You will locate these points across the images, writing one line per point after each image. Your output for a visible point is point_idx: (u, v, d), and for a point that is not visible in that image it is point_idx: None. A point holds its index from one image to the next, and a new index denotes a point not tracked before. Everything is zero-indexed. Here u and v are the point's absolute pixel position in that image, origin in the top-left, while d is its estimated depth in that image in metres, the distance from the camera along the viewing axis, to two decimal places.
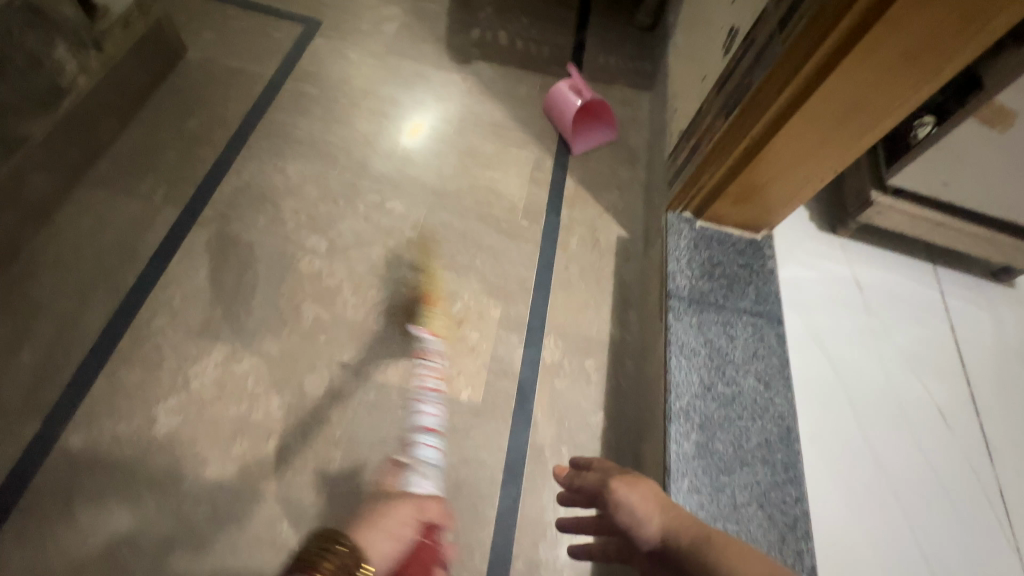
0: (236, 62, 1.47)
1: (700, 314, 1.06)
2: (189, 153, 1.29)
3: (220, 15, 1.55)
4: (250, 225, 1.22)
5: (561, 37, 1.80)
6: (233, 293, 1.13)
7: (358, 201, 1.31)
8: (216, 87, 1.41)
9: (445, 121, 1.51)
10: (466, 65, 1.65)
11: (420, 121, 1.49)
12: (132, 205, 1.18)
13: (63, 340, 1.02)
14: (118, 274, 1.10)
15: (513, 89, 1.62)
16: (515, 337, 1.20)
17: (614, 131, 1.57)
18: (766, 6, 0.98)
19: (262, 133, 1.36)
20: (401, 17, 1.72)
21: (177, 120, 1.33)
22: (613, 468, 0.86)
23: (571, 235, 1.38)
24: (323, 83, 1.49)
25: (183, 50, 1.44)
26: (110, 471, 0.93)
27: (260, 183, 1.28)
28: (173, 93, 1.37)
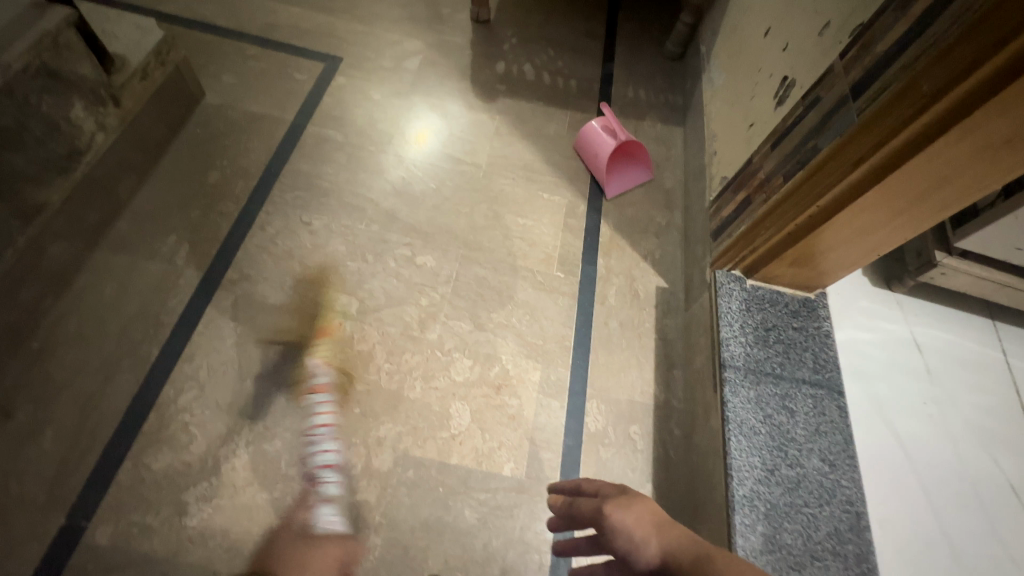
0: (257, 108, 1.42)
1: (758, 387, 1.01)
2: (213, 209, 1.24)
3: (239, 58, 1.50)
4: (277, 286, 1.17)
5: (588, 69, 1.75)
6: (262, 362, 1.08)
7: (388, 256, 1.25)
8: (237, 135, 1.36)
9: (449, 129, 1.50)
10: (492, 102, 1.59)
11: (424, 128, 1.48)
12: (155, 269, 1.14)
13: (88, 421, 0.97)
14: (141, 347, 1.06)
15: (542, 127, 1.57)
16: (556, 403, 1.14)
17: (648, 172, 1.52)
18: (833, 64, 0.92)
19: (286, 184, 1.31)
20: (424, 52, 1.66)
21: (198, 174, 1.28)
22: (610, 487, 0.73)
23: (609, 287, 1.32)
24: (347, 127, 1.44)
25: (201, 94, 1.39)
26: (140, 568, 0.88)
27: (286, 239, 1.23)
28: (192, 142, 1.32)
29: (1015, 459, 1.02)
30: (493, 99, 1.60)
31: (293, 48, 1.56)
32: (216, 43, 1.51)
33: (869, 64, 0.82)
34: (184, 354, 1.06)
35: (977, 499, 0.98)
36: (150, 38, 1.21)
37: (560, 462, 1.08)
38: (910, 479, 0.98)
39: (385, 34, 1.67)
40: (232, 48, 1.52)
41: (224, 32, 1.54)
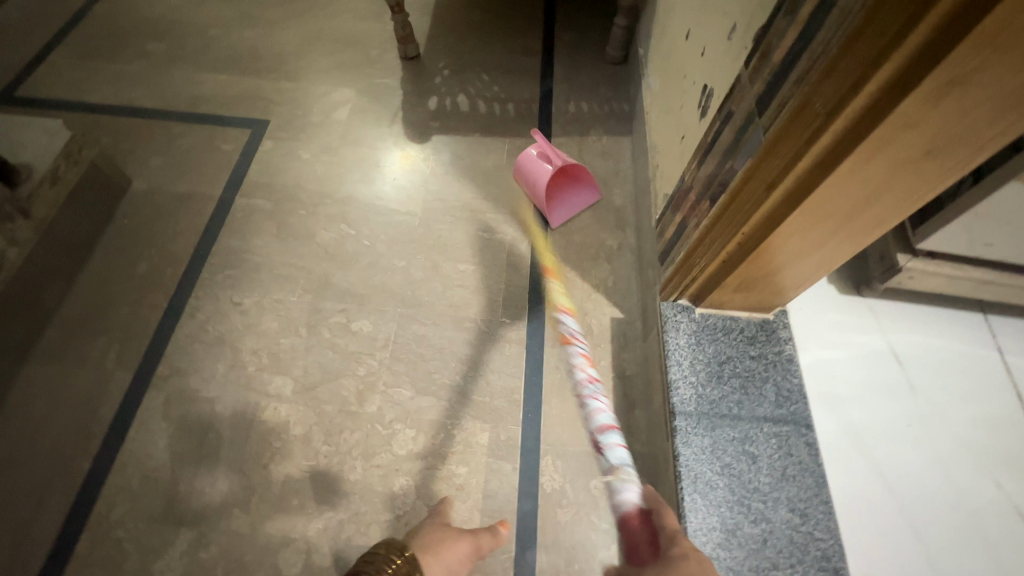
0: (184, 187, 1.39)
1: (713, 433, 0.91)
2: (141, 303, 1.21)
3: (165, 137, 1.47)
4: (209, 376, 1.13)
5: (526, 90, 1.67)
6: (196, 463, 1.04)
7: (322, 327, 1.21)
8: (164, 220, 1.33)
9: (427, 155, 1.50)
10: (426, 141, 1.53)
11: (409, 151, 1.51)
12: (84, 376, 1.12)
13: (22, 550, 0.96)
14: (73, 463, 1.03)
15: (480, 161, 1.50)
16: (508, 465, 1.07)
17: (596, 192, 1.43)
18: (739, 74, 0.83)
19: (216, 264, 1.28)
20: (353, 99, 1.61)
21: (126, 267, 1.25)
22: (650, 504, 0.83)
23: (559, 327, 1.24)
24: (276, 192, 1.40)
25: (127, 183, 1.37)
26: None
27: (217, 324, 1.19)
28: (118, 234, 1.30)
29: (1020, 479, 0.90)
30: (427, 138, 1.54)
31: (220, 117, 1.53)
32: (141, 126, 1.49)
33: (769, 74, 0.73)
34: (116, 464, 1.03)
35: (978, 533, 0.86)
36: (59, 140, 1.19)
37: (515, 532, 1.01)
38: (897, 519, 0.87)
39: (312, 87, 1.63)
40: (158, 128, 1.49)
41: (148, 114, 1.52)
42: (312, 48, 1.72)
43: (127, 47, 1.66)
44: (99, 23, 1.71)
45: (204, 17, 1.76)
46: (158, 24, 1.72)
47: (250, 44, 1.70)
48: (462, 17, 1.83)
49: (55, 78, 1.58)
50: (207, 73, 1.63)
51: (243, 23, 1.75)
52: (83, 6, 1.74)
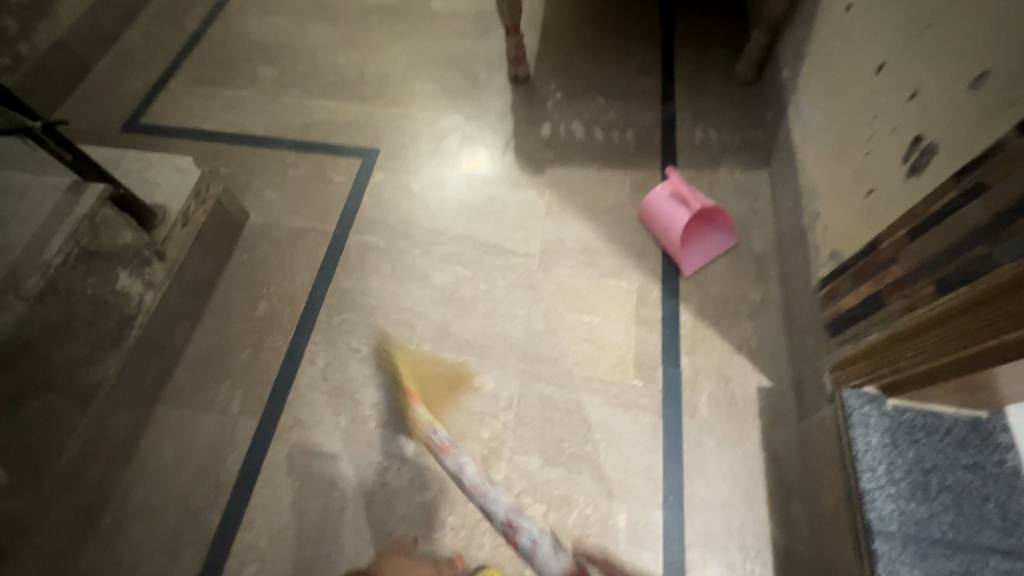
0: (299, 222, 1.36)
1: (924, 564, 0.76)
2: (262, 345, 1.19)
3: (279, 168, 1.46)
4: (330, 429, 1.09)
5: (646, 115, 1.53)
6: (322, 525, 1.00)
7: (442, 381, 1.14)
8: (282, 256, 1.31)
9: (547, 186, 1.41)
10: (541, 174, 1.43)
11: (476, 156, 1.47)
12: (211, 420, 1.10)
13: None
14: (205, 515, 1.02)
15: (600, 197, 1.38)
16: (649, 555, 0.97)
17: (732, 236, 1.28)
18: (1006, 137, 0.66)
19: (333, 306, 1.24)
20: (462, 126, 1.54)
21: (248, 305, 1.24)
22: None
23: (698, 395, 1.11)
24: (390, 228, 1.35)
25: (245, 216, 1.36)
26: None
27: (336, 372, 1.15)
28: (239, 270, 1.29)
29: None
30: (541, 170, 1.44)
31: (331, 146, 1.50)
32: (256, 156, 1.48)
33: None
34: (244, 520, 1.01)
35: None
36: (190, 181, 1.18)
37: None
38: None
39: (420, 113, 1.57)
40: (272, 159, 1.48)
41: (262, 142, 1.51)
42: (418, 71, 1.66)
43: (240, 73, 1.66)
44: (213, 48, 1.72)
45: (311, 40, 1.74)
46: (268, 48, 1.72)
47: (357, 67, 1.67)
48: (572, 33, 1.71)
49: (175, 105, 1.60)
50: (316, 98, 1.60)
51: (349, 46, 1.72)
52: (198, 30, 1.76)
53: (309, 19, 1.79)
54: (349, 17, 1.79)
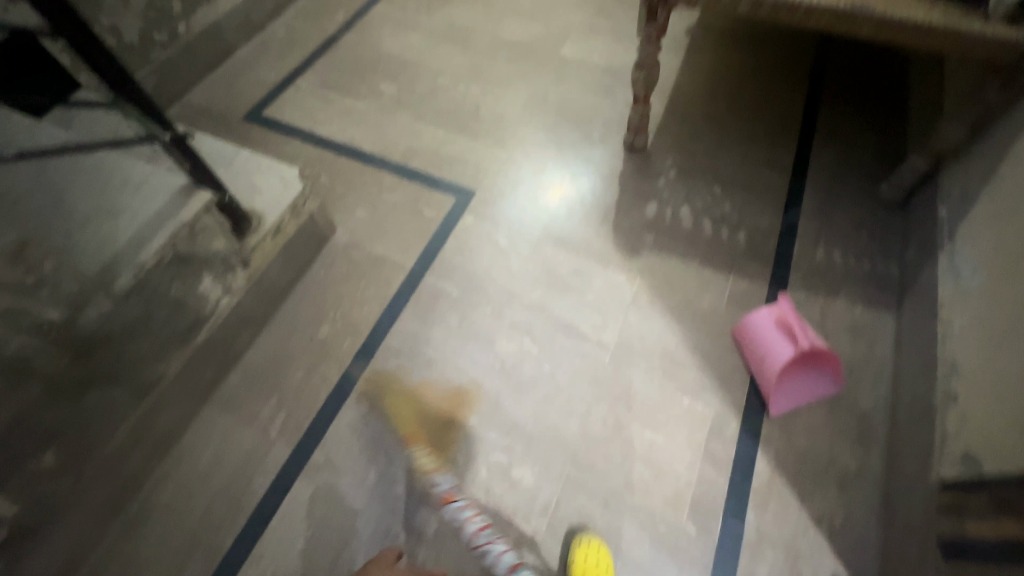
0: (380, 249, 1.35)
1: None
2: (315, 370, 1.17)
3: (375, 188, 1.46)
4: (358, 480, 1.05)
5: (765, 217, 1.39)
6: None
7: (480, 462, 1.07)
8: (356, 281, 1.29)
9: (639, 272, 1.30)
10: (636, 257, 1.33)
11: (560, 182, 1.47)
12: (249, 435, 1.09)
13: None
14: (219, 535, 1.00)
15: (694, 299, 1.26)
16: None
17: (836, 384, 1.12)
18: None
19: (392, 348, 1.21)
20: (564, 185, 1.47)
21: (313, 324, 1.23)
22: None
23: (758, 564, 0.97)
24: (467, 278, 1.30)
25: (332, 232, 1.36)
26: None
27: (379, 420, 1.12)
28: (313, 284, 1.28)
29: None
30: (636, 252, 1.34)
31: (429, 177, 1.48)
32: (357, 171, 1.49)
33: None
34: (254, 553, 0.99)
35: None
36: (291, 194, 1.18)
37: None
38: None
39: (524, 162, 1.52)
40: (370, 178, 1.48)
41: (365, 158, 1.52)
42: (533, 117, 1.61)
43: (363, 84, 1.69)
44: (345, 54, 1.77)
45: (436, 63, 1.74)
46: (394, 64, 1.74)
47: (474, 101, 1.65)
48: (702, 109, 1.60)
49: (296, 104, 1.65)
50: (427, 124, 1.59)
51: (470, 77, 1.71)
52: (336, 34, 1.82)
53: (439, 42, 1.80)
54: (478, 48, 1.78)
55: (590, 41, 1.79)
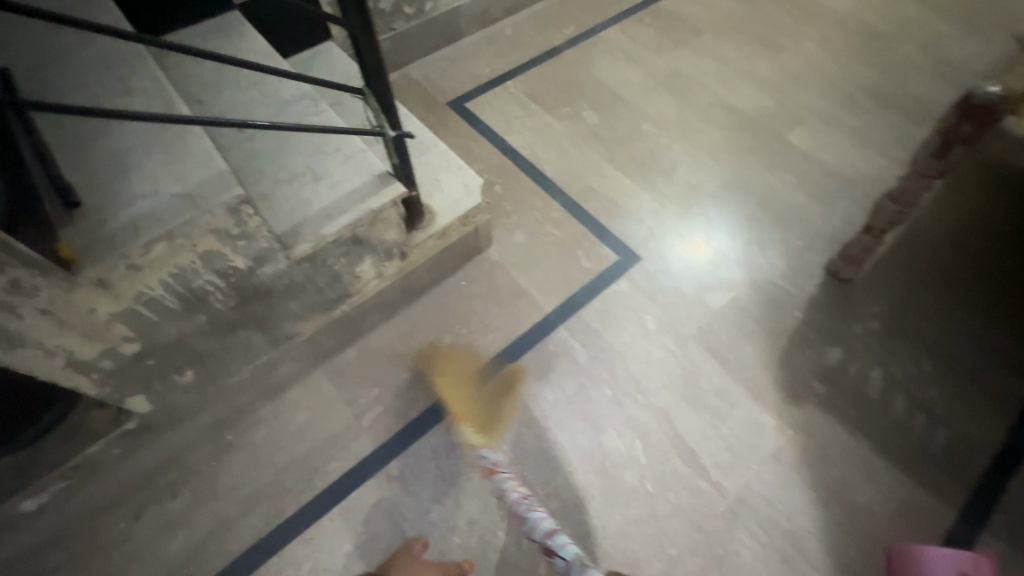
0: (524, 282, 1.29)
1: None
2: (422, 378, 1.16)
3: (541, 217, 1.40)
4: (421, 510, 1.02)
5: (979, 424, 1.10)
6: None
7: (542, 554, 0.98)
8: (491, 304, 1.26)
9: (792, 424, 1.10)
10: (794, 404, 1.12)
11: (702, 238, 1.37)
12: (343, 415, 1.11)
13: (207, 548, 0.98)
14: (284, 500, 1.03)
15: (849, 488, 1.03)
16: None
17: None
18: None
19: (499, 389, 1.15)
20: (738, 285, 1.29)
21: (436, 331, 1.22)
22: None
23: None
24: (598, 347, 1.20)
25: (487, 245, 1.33)
26: None
27: (461, 457, 1.07)
28: (451, 291, 1.27)
29: None
30: (797, 399, 1.13)
31: (598, 225, 1.39)
32: (530, 192, 1.45)
33: None
34: (306, 533, 1.00)
35: None
36: (467, 204, 1.17)
37: None
38: None
39: (703, 244, 1.36)
40: (541, 204, 1.43)
41: (543, 183, 1.47)
42: (729, 198, 1.45)
43: (567, 105, 1.64)
44: (560, 70, 1.73)
45: (647, 108, 1.63)
46: (605, 95, 1.67)
47: (671, 159, 1.52)
48: (940, 258, 1.30)
49: (499, 106, 1.65)
50: (615, 168, 1.50)
51: (678, 133, 1.58)
52: (559, 48, 1.79)
53: (658, 85, 1.69)
54: (696, 104, 1.64)
55: (825, 135, 1.56)
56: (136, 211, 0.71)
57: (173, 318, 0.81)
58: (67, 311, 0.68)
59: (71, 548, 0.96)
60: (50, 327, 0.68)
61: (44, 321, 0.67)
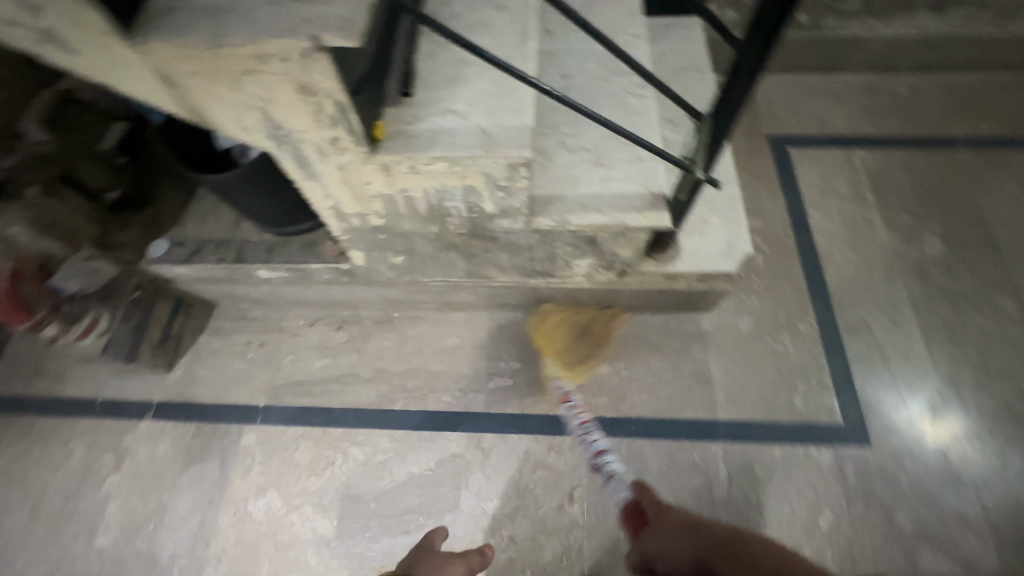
0: (713, 369, 1.13)
1: None
2: (559, 385, 1.13)
3: (782, 318, 1.17)
4: (482, 492, 1.04)
5: None
6: (389, 512, 1.04)
7: None
8: (666, 368, 1.14)
9: None
10: None
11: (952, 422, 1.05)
12: (479, 364, 1.17)
13: (335, 384, 1.17)
14: (399, 393, 1.15)
15: None
16: None
17: None
18: None
19: (617, 450, 1.06)
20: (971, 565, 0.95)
21: (599, 352, 1.16)
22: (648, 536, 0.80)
23: None
24: (743, 492, 1.01)
25: (705, 309, 1.18)
26: (226, 473, 1.10)
27: (543, 478, 1.05)
28: (637, 327, 1.18)
29: None
30: None
31: (842, 370, 1.11)
32: (789, 284, 1.21)
33: None
34: (396, 431, 1.11)
35: None
36: (718, 264, 1.02)
37: None
38: None
39: (964, 483, 1.00)
40: (792, 306, 1.19)
41: (812, 284, 1.21)
42: None
43: (909, 214, 1.27)
44: (932, 170, 1.33)
45: (1018, 278, 1.18)
46: (971, 232, 1.24)
47: (1004, 360, 1.10)
48: None
49: (826, 170, 1.35)
50: (915, 322, 1.15)
51: None
52: (951, 142, 1.36)
53: None
54: None
55: None
56: (442, 124, 0.75)
57: (415, 218, 0.89)
58: (353, 175, 0.77)
59: (268, 316, 1.25)
60: (336, 179, 0.78)
61: (335, 173, 0.77)
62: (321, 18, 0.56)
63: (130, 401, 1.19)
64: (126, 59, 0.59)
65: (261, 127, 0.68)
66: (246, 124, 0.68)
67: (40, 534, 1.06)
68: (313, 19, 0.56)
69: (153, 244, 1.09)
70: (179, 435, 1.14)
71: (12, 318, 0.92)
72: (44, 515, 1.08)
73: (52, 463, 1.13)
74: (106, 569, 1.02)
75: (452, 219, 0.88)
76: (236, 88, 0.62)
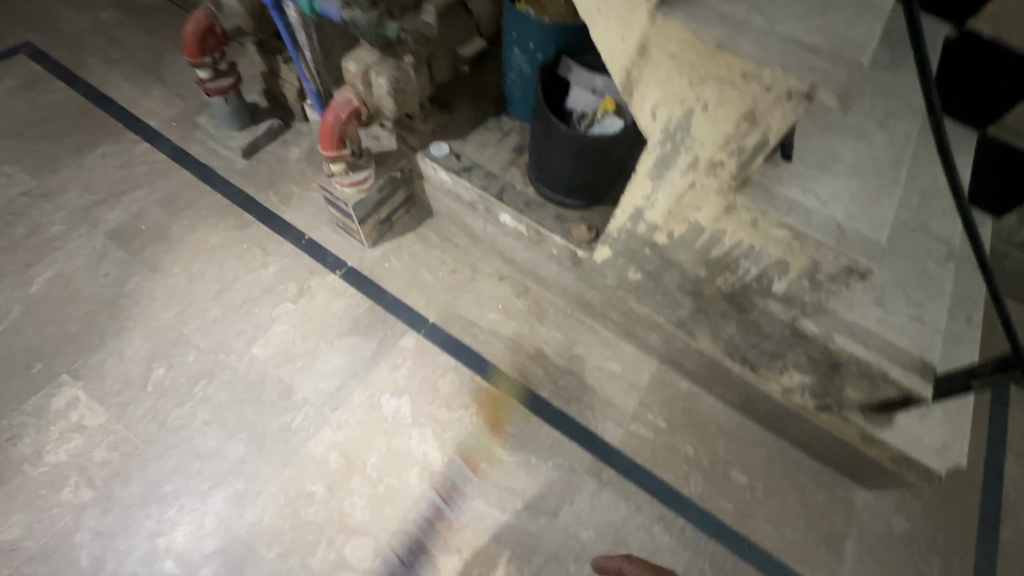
0: (846, 546, 1.07)
1: None
2: (692, 467, 1.11)
3: (939, 543, 1.09)
4: (582, 517, 1.04)
5: None
6: (495, 481, 1.05)
7: None
8: (801, 514, 1.09)
9: None
10: None
11: None
12: (630, 403, 1.16)
13: (497, 341, 1.21)
14: (547, 383, 1.17)
15: None
16: None
17: None
18: None
19: (721, 560, 1.03)
20: None
21: (743, 460, 1.13)
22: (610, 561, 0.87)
23: None
24: None
25: (863, 485, 1.11)
26: (374, 358, 1.15)
27: (640, 542, 1.03)
28: (790, 461, 1.13)
29: None
30: None
31: None
32: (959, 514, 1.12)
33: None
34: (530, 414, 1.13)
35: None
36: (925, 457, 0.94)
37: None
38: None
39: None
40: (954, 537, 1.10)
41: (983, 528, 1.11)
42: None
43: None
44: None
45: None
46: None
47: None
48: None
49: None
50: None
51: None
52: None
53: None
54: None
55: None
56: (801, 199, 0.77)
57: (696, 255, 0.91)
58: (694, 195, 0.80)
59: (469, 251, 1.31)
60: (674, 190, 0.82)
61: (680, 185, 0.80)
62: (826, 70, 0.58)
63: (330, 251, 1.28)
64: (634, 15, 0.65)
65: (668, 119, 0.73)
66: (658, 111, 0.73)
67: (215, 313, 1.16)
68: (819, 68, 0.58)
69: (435, 143, 1.18)
70: (354, 303, 1.22)
71: (325, 142, 1.02)
72: (225, 301, 1.18)
73: (250, 263, 1.24)
74: (250, 374, 1.10)
75: (727, 276, 0.91)
76: (691, 82, 0.67)
